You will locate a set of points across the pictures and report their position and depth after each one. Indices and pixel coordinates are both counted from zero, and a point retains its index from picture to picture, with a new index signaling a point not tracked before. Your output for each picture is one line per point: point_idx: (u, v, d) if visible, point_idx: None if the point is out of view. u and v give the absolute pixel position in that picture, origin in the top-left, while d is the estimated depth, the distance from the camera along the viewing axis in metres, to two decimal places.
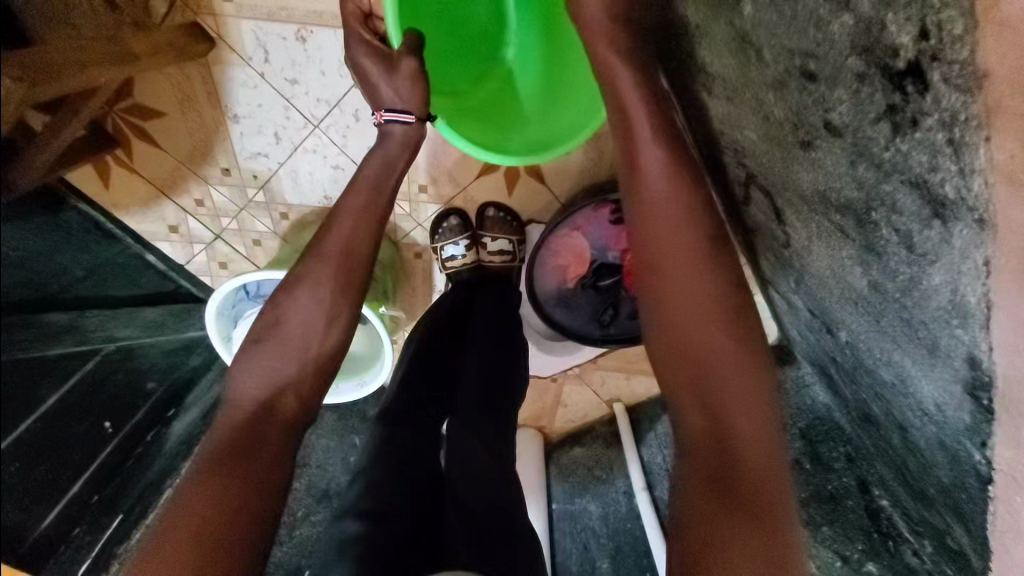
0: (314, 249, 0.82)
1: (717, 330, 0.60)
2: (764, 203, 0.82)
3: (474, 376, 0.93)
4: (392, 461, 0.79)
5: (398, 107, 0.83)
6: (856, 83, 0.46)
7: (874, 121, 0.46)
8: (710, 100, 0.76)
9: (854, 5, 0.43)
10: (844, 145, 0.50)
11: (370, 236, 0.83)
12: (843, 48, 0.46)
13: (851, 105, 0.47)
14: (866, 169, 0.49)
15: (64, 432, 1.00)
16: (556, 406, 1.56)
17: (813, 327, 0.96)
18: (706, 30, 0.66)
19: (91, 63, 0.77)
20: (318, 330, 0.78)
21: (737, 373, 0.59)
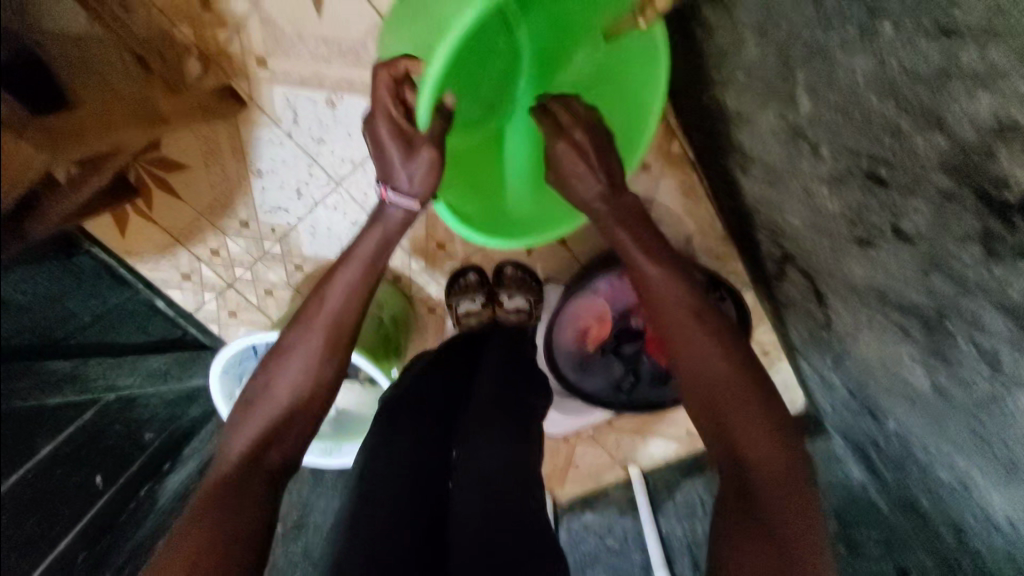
0: (305, 316, 0.79)
1: (731, 385, 0.66)
2: (802, 282, 0.79)
3: (478, 398, 0.83)
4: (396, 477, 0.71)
5: (405, 188, 0.77)
6: (942, 201, 0.44)
7: (961, 239, 0.43)
8: (745, 178, 0.78)
9: (950, 129, 0.40)
10: (915, 252, 0.49)
11: (360, 305, 0.81)
12: (929, 161, 0.43)
13: (930, 218, 0.46)
14: (943, 281, 0.47)
15: (59, 484, 0.92)
16: (567, 467, 1.48)
17: (851, 407, 0.93)
18: (749, 118, 0.67)
19: (114, 123, 0.78)
20: (305, 398, 0.76)
21: (757, 423, 0.63)
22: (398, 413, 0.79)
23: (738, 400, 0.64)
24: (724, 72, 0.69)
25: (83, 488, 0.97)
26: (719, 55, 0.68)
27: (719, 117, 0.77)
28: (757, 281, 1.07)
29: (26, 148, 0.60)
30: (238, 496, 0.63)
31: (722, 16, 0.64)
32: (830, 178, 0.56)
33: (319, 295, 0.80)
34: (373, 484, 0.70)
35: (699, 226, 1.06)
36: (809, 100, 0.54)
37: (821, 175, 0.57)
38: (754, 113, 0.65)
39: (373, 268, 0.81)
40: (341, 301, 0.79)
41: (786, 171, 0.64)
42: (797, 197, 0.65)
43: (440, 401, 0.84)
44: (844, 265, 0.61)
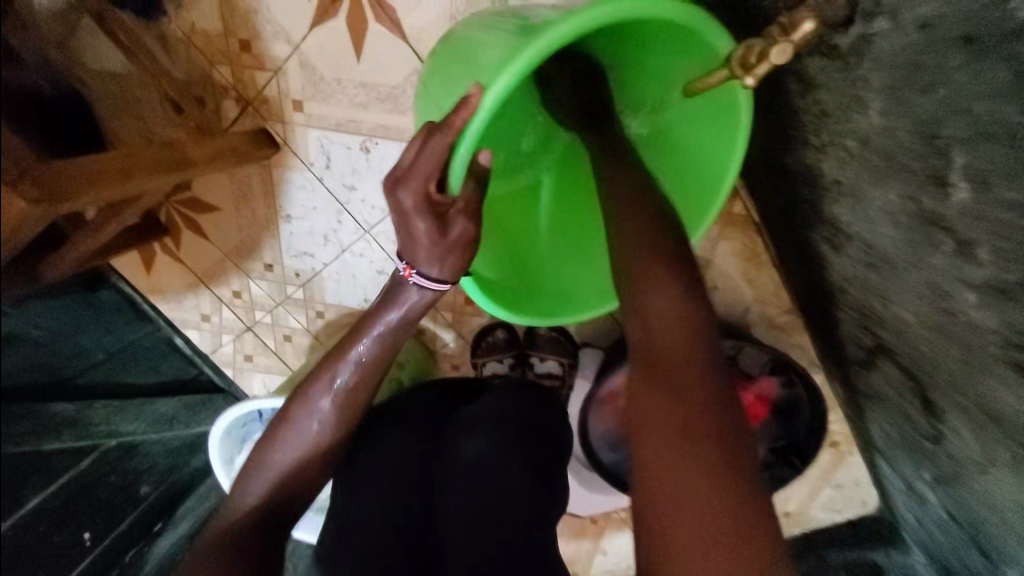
0: (306, 394, 0.70)
1: (661, 293, 0.54)
2: (899, 380, 0.66)
3: (478, 429, 0.73)
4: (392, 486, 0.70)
5: (432, 273, 0.64)
6: None
7: None
8: (834, 256, 0.67)
9: None
10: None
11: (371, 384, 0.72)
12: None
13: None
14: None
15: (40, 544, 0.86)
16: (595, 551, 1.32)
17: (951, 533, 0.75)
18: (853, 190, 0.58)
19: (135, 170, 0.70)
20: (308, 472, 0.70)
21: (678, 318, 0.53)
22: (382, 454, 0.73)
23: (670, 322, 0.53)
24: (828, 136, 0.59)
25: (70, 547, 0.90)
26: (820, 116, 0.59)
27: (807, 184, 0.66)
28: (825, 363, 0.92)
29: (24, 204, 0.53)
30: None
31: (833, 75, 0.55)
32: (978, 284, 0.44)
33: (326, 372, 0.70)
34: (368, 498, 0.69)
35: (762, 296, 0.93)
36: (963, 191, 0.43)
37: (953, 273, 0.47)
38: (866, 189, 0.55)
39: (384, 353, 0.71)
40: (343, 382, 0.70)
41: (907, 260, 0.53)
42: (916, 289, 0.53)
43: (443, 411, 0.80)
44: (993, 389, 0.47)
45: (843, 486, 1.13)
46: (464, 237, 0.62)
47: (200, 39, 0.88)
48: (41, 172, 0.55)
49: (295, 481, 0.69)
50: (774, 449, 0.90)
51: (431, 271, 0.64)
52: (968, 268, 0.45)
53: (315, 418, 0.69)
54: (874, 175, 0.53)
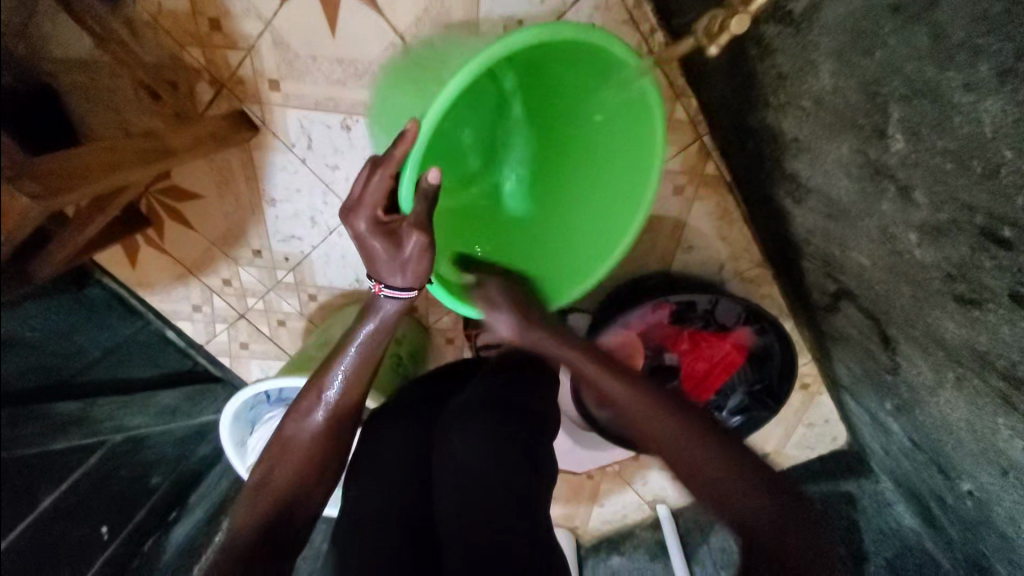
0: (301, 410, 0.77)
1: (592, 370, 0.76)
2: (861, 321, 0.72)
3: (457, 411, 0.81)
4: (394, 459, 0.77)
5: (399, 282, 0.70)
6: None
7: None
8: (797, 209, 0.72)
9: None
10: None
11: (360, 383, 0.79)
12: None
13: None
14: None
15: (60, 539, 0.89)
16: (591, 505, 1.40)
17: (914, 459, 0.84)
18: (811, 145, 0.62)
19: (122, 163, 0.71)
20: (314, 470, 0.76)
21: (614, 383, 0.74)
22: (382, 438, 0.80)
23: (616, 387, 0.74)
24: (786, 94, 0.62)
25: (91, 538, 0.95)
26: (777, 78, 0.63)
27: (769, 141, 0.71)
28: (795, 313, 0.99)
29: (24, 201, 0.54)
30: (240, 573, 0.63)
31: (788, 36, 0.58)
32: (923, 226, 0.49)
33: (323, 373, 0.79)
34: (374, 475, 0.75)
35: (734, 252, 0.98)
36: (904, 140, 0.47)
37: (897, 217, 0.52)
38: (823, 143, 0.60)
39: (372, 356, 0.79)
40: (338, 388, 0.78)
41: (860, 209, 0.58)
42: (870, 235, 0.58)
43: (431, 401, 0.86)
44: (943, 320, 0.53)
45: (814, 425, 1.21)
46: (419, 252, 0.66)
47: (169, 23, 0.86)
48: (33, 170, 0.56)
49: (302, 470, 0.75)
50: (750, 393, 0.96)
51: (395, 283, 0.70)
52: (909, 212, 0.50)
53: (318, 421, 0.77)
54: (831, 130, 0.57)
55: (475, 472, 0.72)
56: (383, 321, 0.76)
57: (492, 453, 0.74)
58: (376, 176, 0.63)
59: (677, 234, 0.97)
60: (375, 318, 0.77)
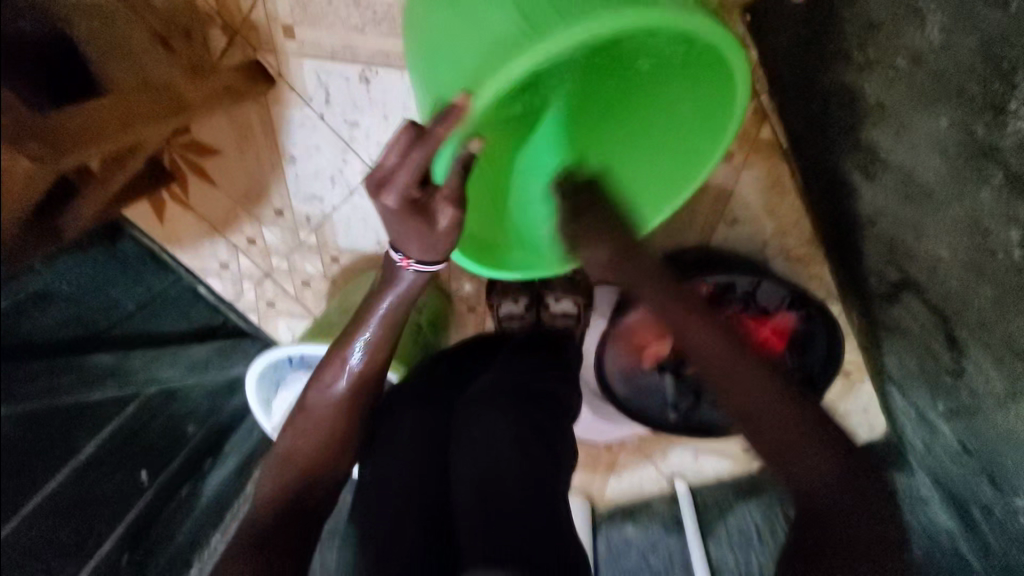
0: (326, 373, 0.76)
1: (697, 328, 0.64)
2: (925, 317, 0.64)
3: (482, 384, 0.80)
4: (416, 441, 0.75)
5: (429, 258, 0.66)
6: None
7: None
8: (864, 187, 0.65)
9: None
10: None
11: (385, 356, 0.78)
12: None
13: None
14: None
15: (98, 487, 0.94)
16: (608, 475, 1.40)
17: (961, 463, 0.77)
18: (898, 118, 0.55)
19: (127, 119, 0.69)
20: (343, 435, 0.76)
21: (720, 352, 0.63)
22: (401, 408, 0.80)
23: (712, 346, 0.63)
24: (876, 52, 0.55)
25: (124, 486, 0.99)
26: (867, 28, 0.55)
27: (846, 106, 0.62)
28: (842, 296, 0.92)
29: (24, 163, 0.55)
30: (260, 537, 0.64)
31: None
32: None
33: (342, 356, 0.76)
34: (397, 454, 0.74)
35: (782, 229, 0.89)
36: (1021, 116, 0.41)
37: (997, 209, 0.45)
38: (907, 114, 0.53)
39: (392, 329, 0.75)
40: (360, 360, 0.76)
41: (946, 194, 0.51)
42: (954, 224, 0.52)
43: (455, 375, 0.87)
44: (1022, 328, 0.47)
45: (851, 413, 1.17)
46: (451, 227, 0.61)
47: None
48: (39, 128, 0.56)
49: (325, 437, 0.75)
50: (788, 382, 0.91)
51: (425, 259, 0.66)
52: (1017, 206, 0.43)
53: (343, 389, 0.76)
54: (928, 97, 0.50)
55: (493, 443, 0.69)
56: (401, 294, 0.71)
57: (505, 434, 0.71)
58: (414, 154, 0.53)
59: (722, 207, 0.89)
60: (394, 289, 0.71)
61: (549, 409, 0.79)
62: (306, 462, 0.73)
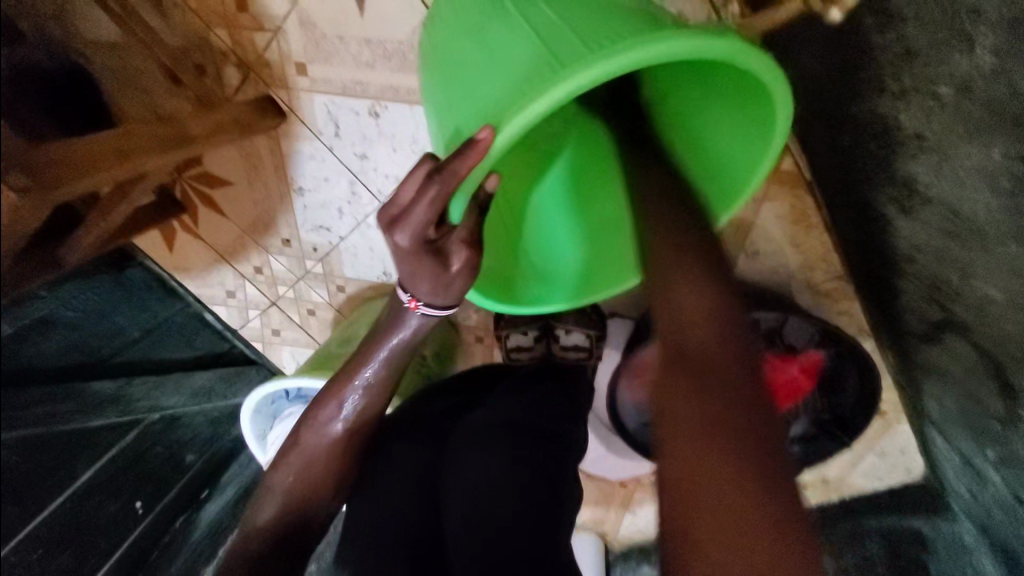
0: (319, 413, 0.72)
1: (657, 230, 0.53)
2: (970, 358, 0.59)
3: (482, 424, 0.74)
4: (406, 477, 0.70)
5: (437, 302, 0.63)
6: None
7: None
8: (901, 220, 0.61)
9: None
10: None
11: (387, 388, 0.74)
12: None
13: None
14: None
15: (94, 513, 0.96)
16: (623, 514, 1.33)
17: (1015, 517, 0.70)
18: (940, 145, 0.51)
19: (133, 150, 0.68)
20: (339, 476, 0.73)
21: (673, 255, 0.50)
22: (393, 450, 0.73)
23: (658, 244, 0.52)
24: (913, 80, 0.52)
25: (122, 514, 1.00)
26: (903, 55, 0.52)
27: (881, 137, 0.58)
28: (876, 331, 0.86)
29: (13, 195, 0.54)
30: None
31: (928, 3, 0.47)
32: None
33: (337, 395, 0.72)
34: (386, 495, 0.69)
35: (808, 261, 0.85)
36: None
37: None
38: (954, 142, 0.49)
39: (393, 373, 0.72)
40: (353, 407, 0.72)
41: (1002, 233, 0.47)
42: (1015, 267, 0.47)
43: (451, 413, 0.79)
44: None
45: (886, 454, 1.09)
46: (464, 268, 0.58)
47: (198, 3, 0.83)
48: (32, 160, 0.55)
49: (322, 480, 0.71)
50: (818, 422, 0.84)
51: (435, 302, 0.62)
52: None
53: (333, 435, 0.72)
54: (979, 126, 0.46)
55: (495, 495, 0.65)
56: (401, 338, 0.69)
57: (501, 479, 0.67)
58: (432, 189, 0.49)
59: (742, 238, 0.86)
60: (403, 332, 0.69)
61: (556, 454, 0.75)
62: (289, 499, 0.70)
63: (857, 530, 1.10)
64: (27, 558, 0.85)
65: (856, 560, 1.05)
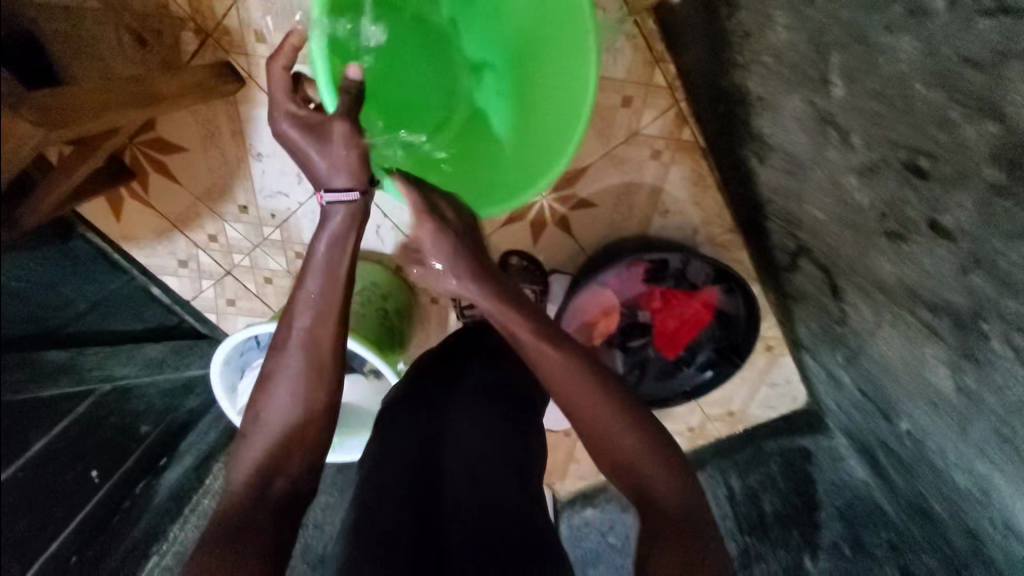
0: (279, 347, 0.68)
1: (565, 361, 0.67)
2: (816, 275, 0.77)
3: (472, 391, 0.78)
4: (407, 444, 0.71)
5: (340, 183, 0.67)
6: (989, 194, 0.39)
7: (1007, 237, 0.39)
8: (760, 168, 0.78)
9: (1006, 117, 0.36)
10: (953, 248, 0.45)
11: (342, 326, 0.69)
12: (979, 157, 0.39)
13: (976, 212, 0.41)
14: (983, 278, 0.43)
15: (53, 483, 0.91)
16: (569, 462, 1.47)
17: (862, 409, 0.89)
18: (772, 104, 0.67)
19: (106, 105, 0.72)
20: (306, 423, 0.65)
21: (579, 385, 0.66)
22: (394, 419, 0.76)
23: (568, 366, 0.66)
24: (750, 55, 0.68)
25: (79, 481, 0.96)
26: (743, 37, 0.68)
27: (740, 101, 0.75)
28: (761, 272, 1.05)
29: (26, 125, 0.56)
30: (239, 531, 0.55)
31: None
32: (862, 169, 0.54)
33: (288, 324, 0.68)
34: (388, 457, 0.70)
35: (707, 217, 1.03)
36: (844, 87, 0.51)
37: (845, 161, 0.56)
38: (778, 99, 0.65)
39: (338, 277, 0.69)
40: (311, 317, 0.68)
41: (811, 160, 0.63)
42: (820, 186, 0.64)
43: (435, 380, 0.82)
44: (876, 261, 0.58)
45: (777, 385, 1.30)
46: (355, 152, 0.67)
47: None
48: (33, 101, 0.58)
49: None
50: (718, 348, 1.03)
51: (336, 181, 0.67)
52: (849, 155, 0.55)
53: (295, 345, 0.67)
54: (787, 83, 0.62)
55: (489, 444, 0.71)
56: (332, 236, 0.69)
57: (492, 442, 0.72)
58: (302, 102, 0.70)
59: (654, 199, 1.02)
60: (325, 232, 0.69)
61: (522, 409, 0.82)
62: (268, 449, 0.63)
63: (759, 453, 1.28)
64: None
65: (760, 475, 1.22)
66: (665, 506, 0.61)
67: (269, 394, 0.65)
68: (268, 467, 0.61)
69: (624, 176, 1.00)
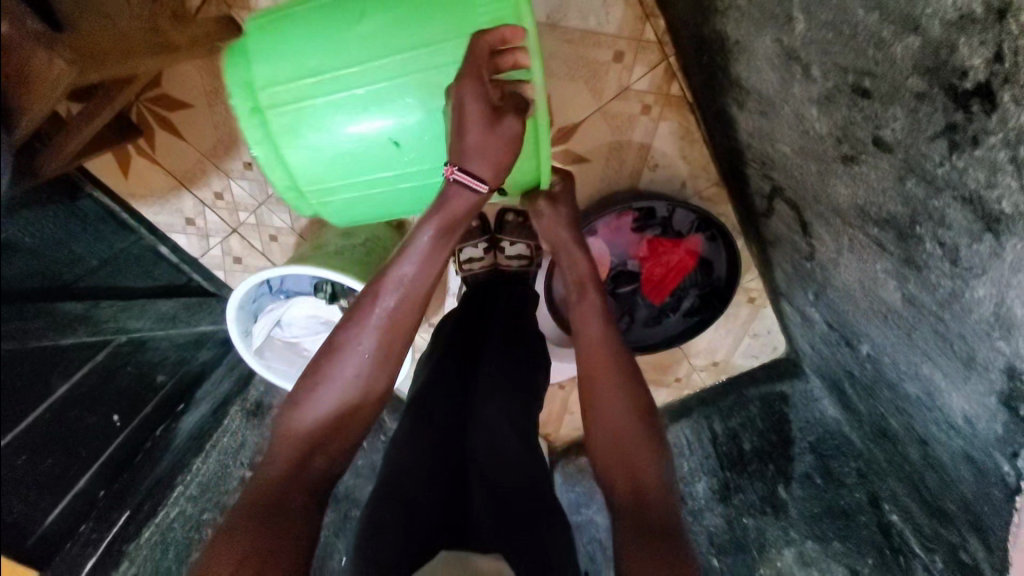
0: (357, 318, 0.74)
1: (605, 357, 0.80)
2: (789, 215, 0.83)
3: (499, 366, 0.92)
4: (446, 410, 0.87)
5: (474, 170, 0.70)
6: (915, 102, 0.48)
7: (930, 138, 0.48)
8: (739, 114, 0.83)
9: (922, 30, 0.44)
10: (892, 161, 0.54)
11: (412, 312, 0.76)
12: (904, 69, 0.48)
13: (907, 122, 0.50)
14: (916, 184, 0.52)
15: (77, 424, 0.97)
16: (563, 413, 1.55)
17: (830, 342, 0.97)
18: (746, 47, 0.73)
19: (129, 53, 0.77)
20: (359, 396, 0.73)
21: (612, 381, 0.78)
22: (436, 390, 0.89)
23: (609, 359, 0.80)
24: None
25: (100, 425, 1.03)
26: None
27: (718, 47, 0.80)
28: (743, 223, 1.11)
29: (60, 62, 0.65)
30: (277, 503, 0.63)
31: None
32: (821, 98, 0.61)
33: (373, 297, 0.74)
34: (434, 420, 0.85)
35: (693, 170, 1.08)
36: (805, 21, 0.58)
37: (809, 95, 0.63)
38: (751, 42, 0.71)
39: (428, 271, 0.75)
40: (395, 301, 0.74)
41: (781, 98, 0.69)
42: (789, 122, 0.70)
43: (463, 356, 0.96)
44: (839, 189, 0.65)
45: (758, 335, 1.38)
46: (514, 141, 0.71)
47: None
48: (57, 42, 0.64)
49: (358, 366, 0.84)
50: (702, 295, 1.11)
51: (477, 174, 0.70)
52: (810, 85, 0.62)
53: (375, 326, 0.73)
54: (759, 25, 0.68)
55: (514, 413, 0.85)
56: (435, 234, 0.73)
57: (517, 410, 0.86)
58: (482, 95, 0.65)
59: (644, 154, 1.07)
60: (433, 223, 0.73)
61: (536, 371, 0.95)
62: (316, 424, 0.70)
63: (740, 398, 1.37)
64: (12, 465, 0.84)
65: (741, 419, 1.32)
66: (652, 501, 0.67)
67: (335, 365, 0.73)
68: (310, 444, 0.69)
69: (615, 133, 1.05)
